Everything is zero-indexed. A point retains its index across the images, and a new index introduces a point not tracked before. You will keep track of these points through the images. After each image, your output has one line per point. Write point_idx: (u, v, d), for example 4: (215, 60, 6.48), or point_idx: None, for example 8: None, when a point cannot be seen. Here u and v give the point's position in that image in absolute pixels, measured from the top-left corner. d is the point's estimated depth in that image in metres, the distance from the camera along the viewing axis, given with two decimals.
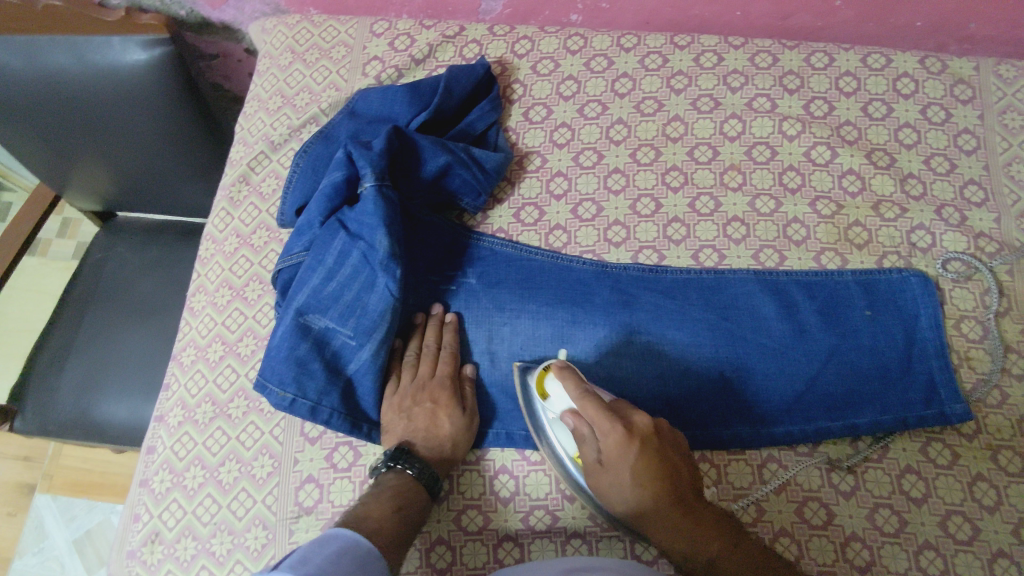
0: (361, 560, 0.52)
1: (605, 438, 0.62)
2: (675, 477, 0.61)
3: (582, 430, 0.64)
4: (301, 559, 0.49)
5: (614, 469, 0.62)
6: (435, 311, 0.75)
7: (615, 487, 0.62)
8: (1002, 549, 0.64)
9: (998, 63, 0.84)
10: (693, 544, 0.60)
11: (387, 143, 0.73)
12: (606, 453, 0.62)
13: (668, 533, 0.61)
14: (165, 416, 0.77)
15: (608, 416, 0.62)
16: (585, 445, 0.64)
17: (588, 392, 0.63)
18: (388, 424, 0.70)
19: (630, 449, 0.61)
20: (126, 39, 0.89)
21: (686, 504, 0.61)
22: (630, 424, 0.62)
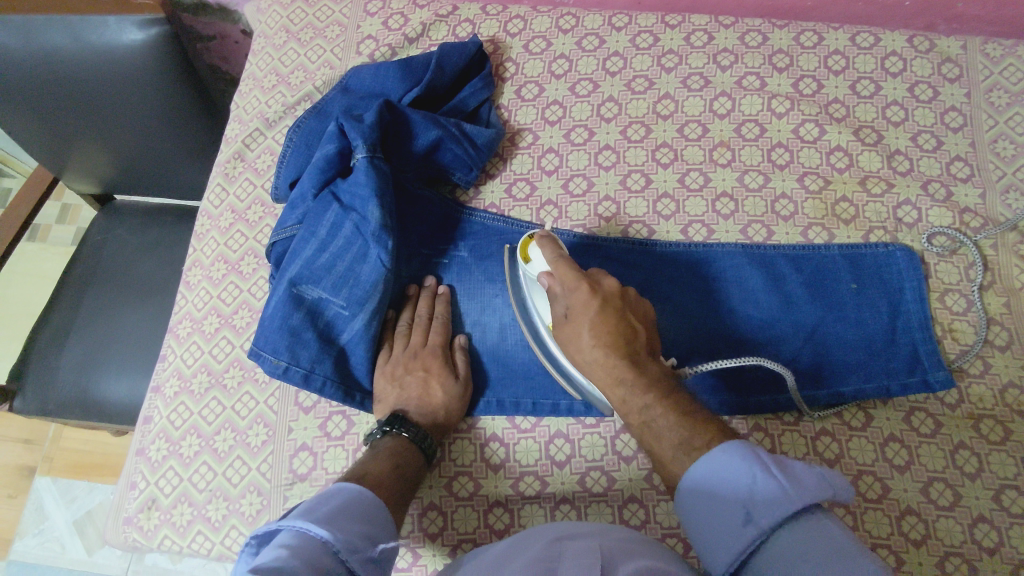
0: (368, 509, 0.53)
1: (572, 294, 0.62)
2: (634, 335, 0.61)
3: (552, 289, 0.64)
4: (309, 509, 0.50)
5: (576, 320, 0.62)
6: (427, 283, 0.76)
7: (574, 339, 0.62)
8: (984, 514, 0.65)
9: (986, 42, 0.84)
10: (635, 396, 0.58)
11: (379, 116, 0.74)
12: (571, 307, 0.63)
13: (612, 385, 0.59)
14: (162, 386, 0.78)
15: (576, 275, 0.63)
16: (554, 305, 0.65)
17: (562, 255, 0.65)
18: (380, 393, 0.71)
19: (593, 301, 0.61)
20: (122, 18, 0.89)
21: (638, 362, 0.59)
22: (597, 283, 0.63)
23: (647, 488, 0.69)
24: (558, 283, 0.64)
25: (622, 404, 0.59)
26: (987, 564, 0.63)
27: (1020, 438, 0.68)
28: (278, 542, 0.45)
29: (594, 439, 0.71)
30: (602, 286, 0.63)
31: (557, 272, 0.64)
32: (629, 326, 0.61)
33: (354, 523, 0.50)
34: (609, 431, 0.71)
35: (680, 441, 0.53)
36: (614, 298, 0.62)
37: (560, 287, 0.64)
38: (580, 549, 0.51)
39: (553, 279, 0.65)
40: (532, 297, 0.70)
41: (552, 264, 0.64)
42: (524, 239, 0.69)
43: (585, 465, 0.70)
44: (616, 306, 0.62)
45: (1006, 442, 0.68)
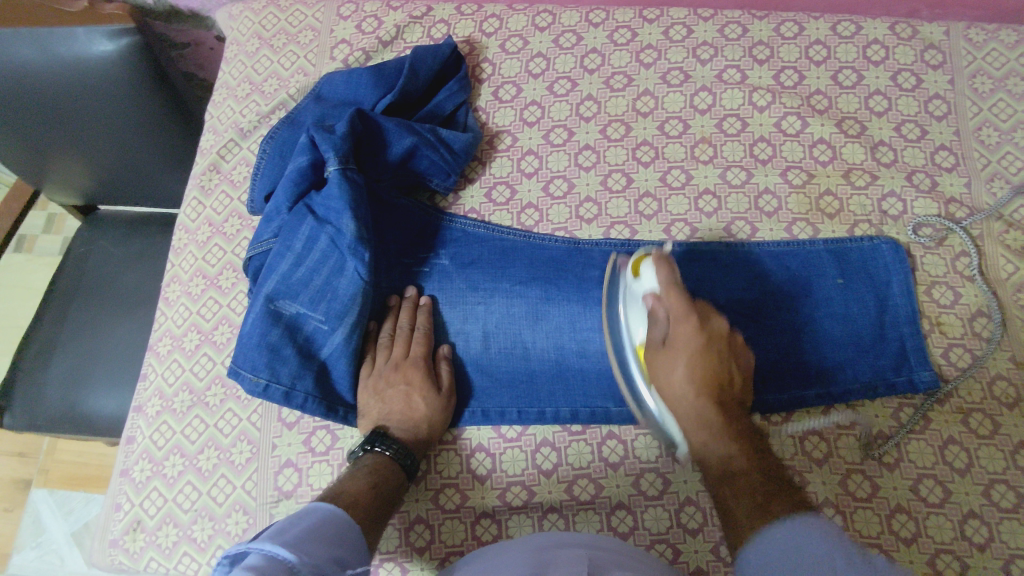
0: (339, 532, 0.53)
1: (679, 322, 0.64)
2: (728, 382, 0.63)
3: (657, 313, 0.66)
4: (278, 531, 0.49)
5: (676, 350, 0.64)
6: (408, 294, 0.75)
7: (667, 368, 0.64)
8: (974, 510, 0.65)
9: (968, 27, 0.83)
10: (718, 441, 0.60)
11: (350, 126, 0.73)
12: (674, 336, 0.65)
13: (694, 426, 0.62)
14: (143, 406, 0.77)
15: (685, 308, 0.64)
16: (652, 328, 0.66)
17: (677, 281, 0.65)
18: (365, 407, 0.70)
19: (698, 337, 0.63)
20: (90, 29, 0.88)
21: (726, 410, 0.62)
22: (706, 321, 0.64)
23: (635, 494, 0.68)
24: (665, 309, 0.65)
25: (700, 446, 0.61)
26: (978, 560, 0.63)
27: (1009, 431, 0.67)
28: (243, 564, 0.44)
29: (581, 445, 0.71)
30: (711, 323, 0.65)
31: (665, 297, 0.65)
32: (727, 368, 0.63)
33: (323, 546, 0.49)
34: (595, 437, 0.71)
35: (757, 500, 0.54)
36: (720, 341, 0.64)
37: (666, 314, 0.66)
38: (571, 557, 0.51)
39: (661, 304, 0.66)
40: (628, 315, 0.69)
41: (663, 289, 0.65)
42: (639, 256, 0.70)
43: (573, 473, 0.70)
44: (721, 349, 0.63)
45: (995, 436, 0.67)
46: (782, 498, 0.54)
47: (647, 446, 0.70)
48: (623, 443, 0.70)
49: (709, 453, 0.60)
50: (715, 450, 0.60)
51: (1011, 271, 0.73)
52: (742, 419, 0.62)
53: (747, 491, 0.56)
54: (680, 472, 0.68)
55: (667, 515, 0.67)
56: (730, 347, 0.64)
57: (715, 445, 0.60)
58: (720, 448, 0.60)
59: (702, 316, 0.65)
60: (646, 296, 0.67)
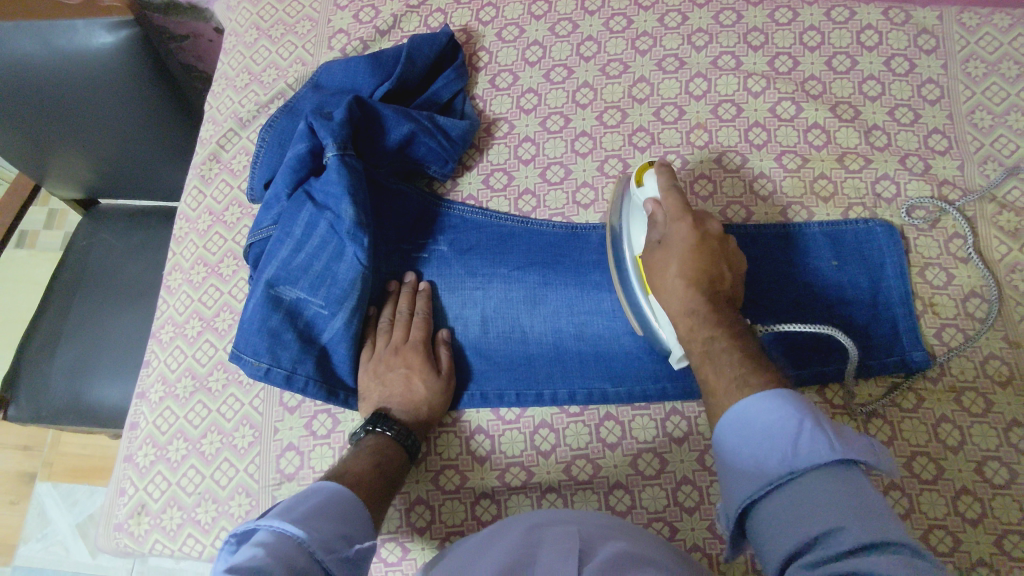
0: (346, 510, 0.53)
1: (674, 222, 0.63)
2: (719, 279, 0.62)
3: (655, 216, 0.65)
4: (287, 509, 0.50)
5: (672, 246, 0.63)
6: (407, 280, 0.76)
7: (661, 264, 0.63)
8: (966, 486, 0.66)
9: (961, 12, 0.84)
10: (703, 326, 0.59)
11: (349, 113, 0.73)
12: (670, 234, 0.63)
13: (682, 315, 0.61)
14: (147, 392, 0.78)
15: (682, 207, 0.63)
16: (650, 231, 0.65)
17: (677, 187, 0.65)
18: (364, 389, 0.71)
19: (693, 233, 0.62)
20: (90, 22, 0.89)
21: (717, 302, 0.61)
22: (703, 221, 0.64)
23: (632, 474, 0.69)
24: (664, 211, 0.65)
25: (687, 331, 0.60)
26: (971, 536, 0.64)
27: (1001, 409, 0.68)
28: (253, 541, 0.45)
29: (579, 427, 0.71)
30: (707, 222, 0.64)
31: (664, 200, 0.65)
32: (720, 266, 0.62)
33: (331, 523, 0.50)
34: (593, 419, 0.72)
35: (738, 375, 0.54)
36: (714, 241, 0.63)
37: (664, 216, 0.65)
38: (559, 534, 0.51)
39: (660, 207, 0.65)
40: (628, 222, 0.70)
41: (663, 192, 0.65)
42: (643, 165, 0.69)
43: (571, 454, 0.71)
44: (715, 247, 0.63)
45: (987, 414, 0.68)
46: (760, 373, 0.53)
47: (644, 427, 0.71)
48: (620, 424, 0.71)
49: (693, 338, 0.59)
50: (698, 335, 0.59)
51: (1003, 252, 0.74)
52: (731, 311, 0.61)
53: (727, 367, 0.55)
54: (676, 452, 0.69)
55: (665, 495, 0.68)
56: (725, 248, 0.64)
57: (700, 330, 0.59)
58: (705, 333, 0.59)
59: (699, 216, 0.64)
60: (646, 202, 0.67)
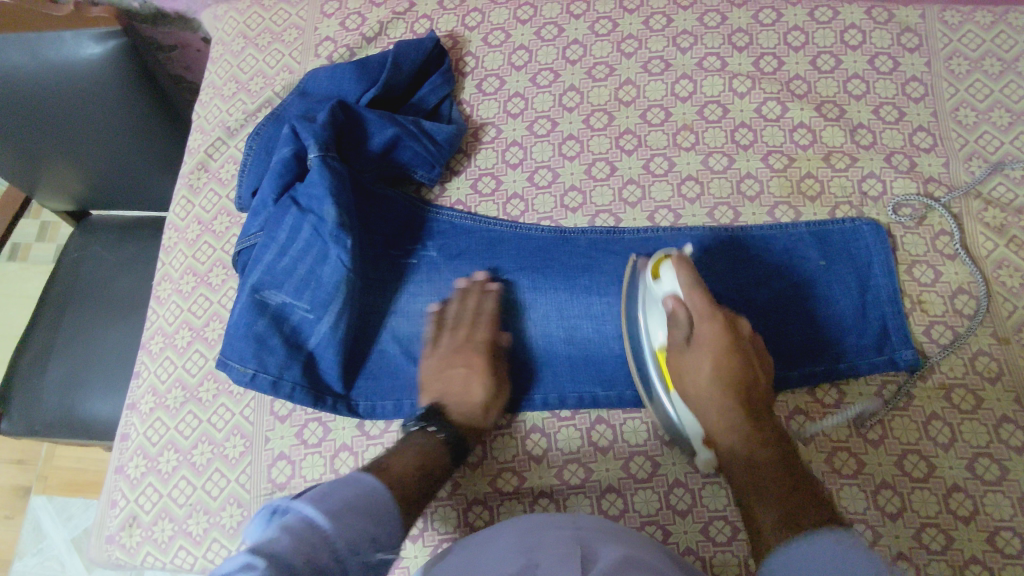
0: (377, 507, 0.53)
1: (702, 322, 0.66)
2: (753, 384, 0.64)
3: (677, 314, 0.66)
4: (323, 494, 0.51)
5: (702, 349, 0.65)
6: (479, 277, 0.75)
7: (691, 369, 0.66)
8: (957, 483, 0.66)
9: (943, 10, 0.84)
10: (743, 444, 0.62)
11: (331, 116, 0.74)
12: (698, 335, 0.66)
13: (721, 429, 0.63)
14: (137, 403, 0.78)
15: (708, 308, 0.65)
16: (673, 330, 0.67)
17: (699, 283, 0.66)
18: (425, 381, 0.71)
19: (721, 336, 0.65)
20: (77, 32, 0.89)
21: (753, 409, 0.64)
22: (729, 320, 0.66)
23: (624, 478, 0.69)
24: (686, 311, 0.66)
25: (726, 448, 0.63)
26: (963, 534, 0.64)
27: (991, 405, 0.68)
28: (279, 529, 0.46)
29: (570, 431, 0.71)
30: (733, 321, 0.66)
31: (688, 298, 0.66)
32: (751, 371, 0.65)
33: (365, 520, 0.51)
34: (584, 423, 0.71)
35: (783, 509, 0.57)
36: (743, 340, 0.65)
37: (687, 314, 0.66)
38: (558, 539, 0.51)
39: (682, 306, 0.66)
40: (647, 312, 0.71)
41: (686, 291, 0.66)
42: (658, 257, 0.70)
43: (562, 458, 0.70)
44: (745, 350, 0.65)
45: (978, 410, 0.68)
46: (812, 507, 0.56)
47: (636, 430, 0.71)
48: (612, 427, 0.71)
49: (735, 455, 0.62)
50: (740, 452, 0.62)
51: (989, 249, 0.74)
52: (768, 421, 0.64)
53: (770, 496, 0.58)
54: (667, 455, 0.69)
55: (657, 497, 0.68)
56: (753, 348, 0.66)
57: (741, 449, 0.62)
58: (745, 451, 0.62)
59: (724, 315, 0.66)
60: (666, 298, 0.67)
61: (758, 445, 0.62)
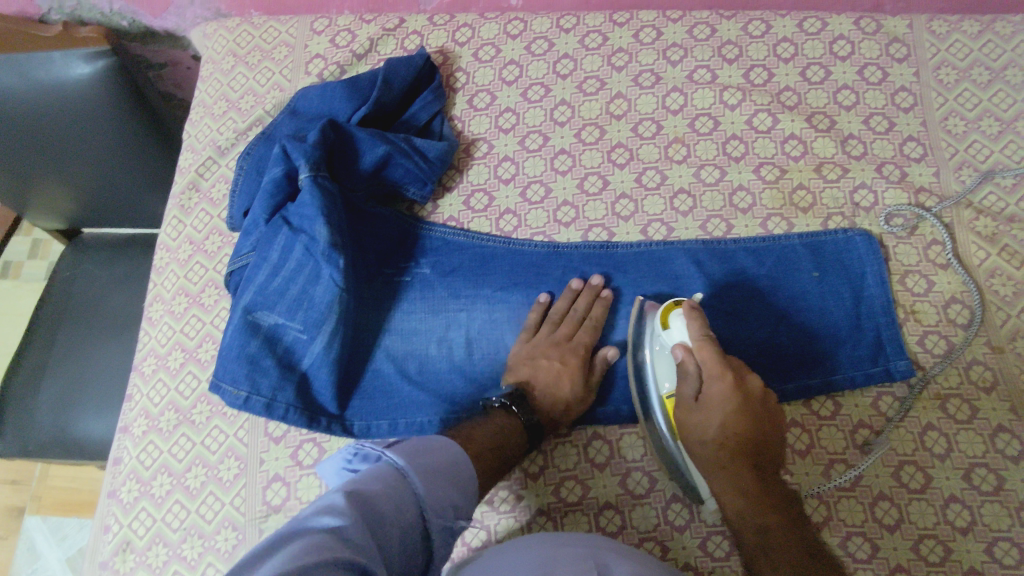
0: (458, 475, 0.56)
1: (712, 380, 0.64)
2: (765, 445, 0.63)
3: (687, 366, 0.66)
4: (415, 452, 0.55)
5: (711, 407, 0.65)
6: (593, 281, 0.75)
7: (699, 425, 0.65)
8: (954, 494, 0.65)
9: (931, 20, 0.85)
10: (753, 509, 0.61)
11: (322, 136, 0.74)
12: (707, 392, 0.65)
13: (730, 492, 0.62)
14: (130, 426, 0.77)
15: (718, 364, 0.64)
16: (684, 382, 0.67)
17: (709, 336, 0.65)
18: (512, 363, 0.73)
19: (732, 395, 0.63)
20: (65, 52, 0.89)
21: (762, 472, 0.62)
22: (741, 378, 0.64)
23: (622, 494, 0.68)
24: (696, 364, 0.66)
25: (736, 514, 0.62)
26: (961, 545, 0.64)
27: (986, 415, 0.68)
28: (371, 479, 0.52)
29: (567, 447, 0.70)
30: (746, 379, 0.64)
31: (697, 351, 0.65)
32: (764, 432, 0.63)
33: (449, 485, 0.55)
34: (581, 439, 0.71)
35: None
36: (756, 400, 0.64)
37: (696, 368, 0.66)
38: (573, 556, 0.51)
39: (692, 357, 0.66)
40: (656, 364, 0.70)
41: (695, 344, 0.65)
42: (669, 305, 0.70)
43: (560, 475, 0.69)
44: (758, 411, 0.63)
45: (973, 420, 0.68)
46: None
47: (632, 445, 0.70)
48: (609, 443, 0.70)
49: (745, 520, 0.61)
50: (750, 518, 0.61)
51: (982, 258, 0.74)
52: (780, 485, 0.62)
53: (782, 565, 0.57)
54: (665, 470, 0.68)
55: (655, 513, 0.67)
56: (768, 407, 0.64)
57: (751, 514, 0.61)
58: (756, 517, 0.60)
59: (736, 372, 0.64)
60: (676, 348, 0.67)
61: (768, 515, 0.60)
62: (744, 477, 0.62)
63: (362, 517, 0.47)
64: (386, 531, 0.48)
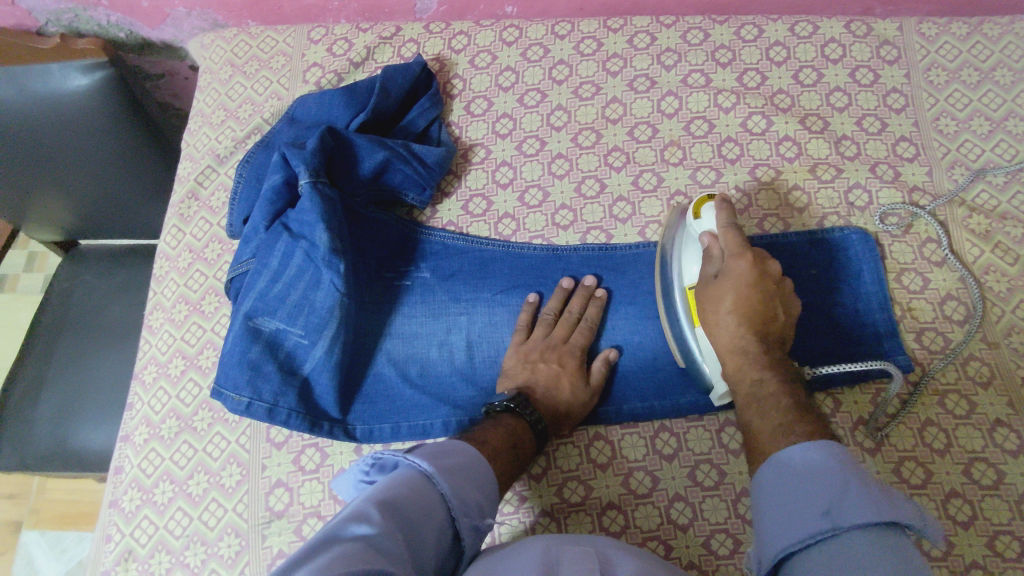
0: (480, 476, 0.57)
1: (732, 258, 0.64)
2: (774, 322, 0.63)
3: (711, 249, 0.66)
4: (436, 454, 0.56)
5: (728, 282, 0.64)
6: (587, 282, 0.76)
7: (713, 300, 0.64)
8: (955, 489, 0.66)
9: (921, 22, 0.86)
10: (752, 365, 0.61)
11: (321, 142, 0.74)
12: (726, 270, 0.65)
13: (732, 353, 0.62)
14: (131, 435, 0.77)
15: (740, 245, 0.64)
16: (706, 264, 0.67)
17: (736, 224, 0.66)
18: (510, 369, 0.73)
19: (750, 273, 0.63)
20: (64, 65, 0.89)
21: (768, 346, 0.62)
22: (762, 260, 0.64)
23: (625, 494, 0.68)
24: (720, 247, 0.66)
25: (734, 371, 0.62)
26: (963, 539, 0.64)
27: (984, 409, 0.69)
28: (398, 480, 0.52)
29: (569, 448, 0.71)
30: (766, 262, 0.64)
31: (723, 235, 0.66)
32: (774, 307, 0.63)
33: (473, 488, 0.56)
34: (583, 440, 0.71)
35: (776, 423, 0.55)
36: (771, 281, 0.64)
37: (720, 251, 0.66)
38: (579, 553, 0.51)
39: (717, 242, 0.66)
40: (680, 253, 0.71)
41: (721, 229, 0.66)
42: (702, 199, 0.70)
43: (563, 476, 0.70)
44: (772, 290, 0.63)
45: (971, 415, 0.68)
46: (807, 423, 0.54)
47: (634, 445, 0.70)
48: (611, 443, 0.70)
49: (741, 377, 0.61)
50: (747, 375, 0.61)
51: (976, 255, 0.75)
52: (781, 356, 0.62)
53: (769, 412, 0.57)
54: (667, 469, 0.69)
55: (658, 513, 0.67)
56: (782, 289, 0.64)
57: (749, 371, 0.61)
58: (753, 374, 0.60)
59: (758, 255, 0.64)
60: (703, 235, 0.68)
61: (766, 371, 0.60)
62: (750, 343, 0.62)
63: (394, 524, 0.47)
64: (419, 535, 0.49)
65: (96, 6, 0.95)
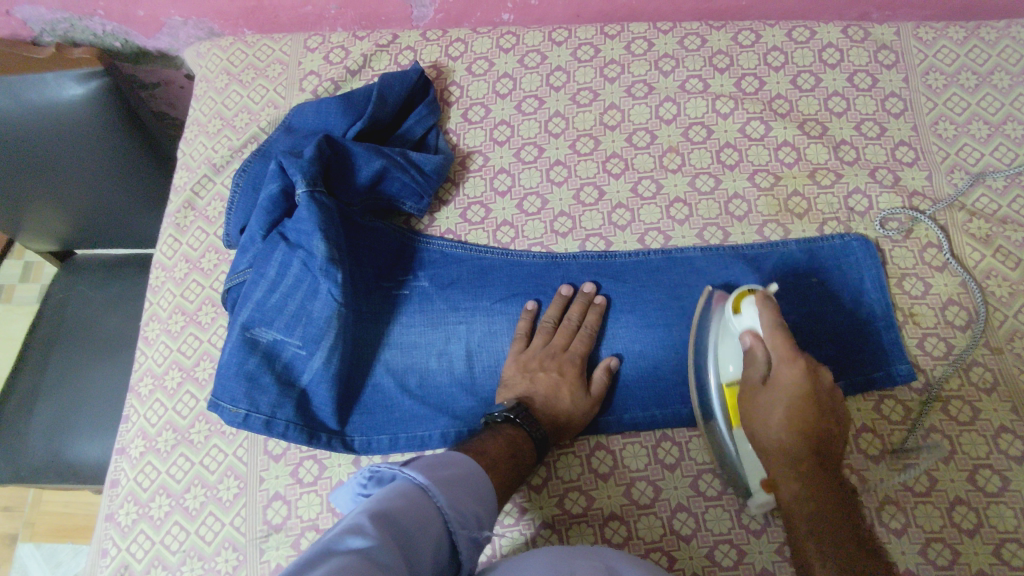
0: (477, 488, 0.57)
1: (782, 364, 0.62)
2: (827, 434, 0.61)
3: (755, 352, 0.64)
4: (432, 467, 0.56)
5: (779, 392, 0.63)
6: (586, 289, 0.76)
7: (765, 410, 0.63)
8: (960, 496, 0.65)
9: (918, 27, 0.86)
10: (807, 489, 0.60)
11: (318, 151, 0.74)
12: (777, 377, 0.63)
13: (785, 473, 0.61)
14: (127, 448, 0.76)
15: (789, 351, 0.62)
16: (751, 367, 0.65)
17: (782, 325, 0.63)
18: (510, 379, 0.72)
19: (800, 383, 0.61)
20: (60, 74, 0.88)
21: (824, 463, 0.61)
22: (814, 369, 0.62)
23: (627, 504, 0.67)
24: (765, 350, 0.63)
25: (788, 495, 0.61)
26: (968, 547, 0.63)
27: (988, 416, 0.68)
28: (393, 492, 0.51)
29: (570, 458, 0.70)
30: (817, 369, 0.62)
31: (768, 339, 0.63)
32: (828, 420, 0.62)
33: (469, 500, 0.55)
34: (584, 450, 0.70)
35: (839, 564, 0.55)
36: (824, 390, 0.62)
37: (765, 354, 0.63)
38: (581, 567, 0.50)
39: (761, 345, 0.64)
40: (720, 345, 0.69)
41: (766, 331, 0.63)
42: (741, 292, 0.67)
43: (564, 487, 0.69)
44: (823, 400, 0.62)
45: (974, 421, 0.68)
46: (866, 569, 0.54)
47: (635, 455, 0.69)
48: (612, 453, 0.70)
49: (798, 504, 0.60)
50: (804, 501, 0.59)
51: (977, 259, 0.75)
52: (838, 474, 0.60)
53: (825, 549, 0.56)
54: (669, 479, 0.68)
55: (661, 524, 0.66)
56: (833, 399, 0.62)
57: (804, 496, 0.60)
58: (808, 500, 0.59)
59: (810, 362, 0.62)
60: (745, 333, 0.65)
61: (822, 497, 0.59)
62: (804, 462, 0.61)
63: (389, 536, 0.46)
64: (416, 547, 0.48)
65: (91, 15, 0.95)
